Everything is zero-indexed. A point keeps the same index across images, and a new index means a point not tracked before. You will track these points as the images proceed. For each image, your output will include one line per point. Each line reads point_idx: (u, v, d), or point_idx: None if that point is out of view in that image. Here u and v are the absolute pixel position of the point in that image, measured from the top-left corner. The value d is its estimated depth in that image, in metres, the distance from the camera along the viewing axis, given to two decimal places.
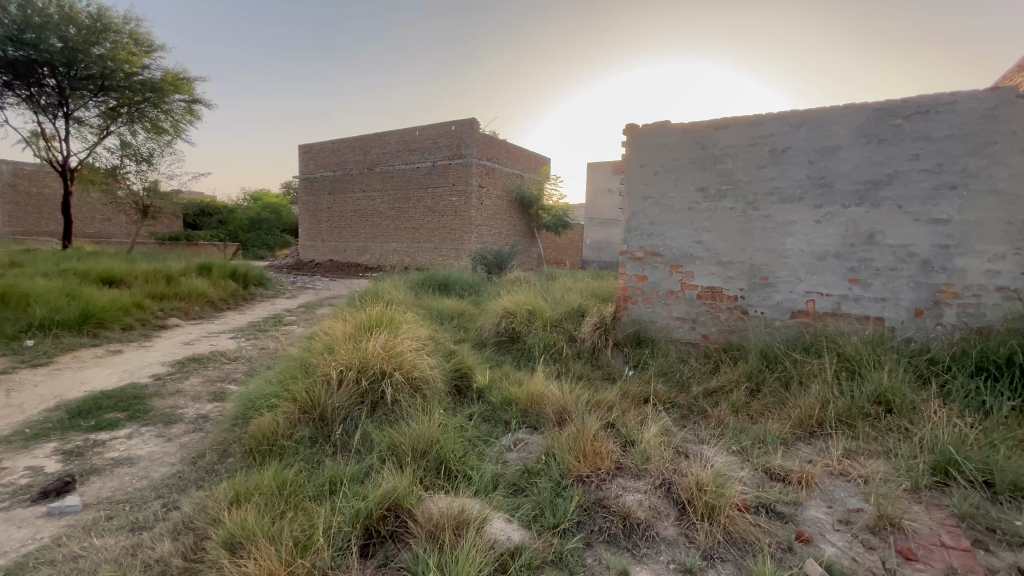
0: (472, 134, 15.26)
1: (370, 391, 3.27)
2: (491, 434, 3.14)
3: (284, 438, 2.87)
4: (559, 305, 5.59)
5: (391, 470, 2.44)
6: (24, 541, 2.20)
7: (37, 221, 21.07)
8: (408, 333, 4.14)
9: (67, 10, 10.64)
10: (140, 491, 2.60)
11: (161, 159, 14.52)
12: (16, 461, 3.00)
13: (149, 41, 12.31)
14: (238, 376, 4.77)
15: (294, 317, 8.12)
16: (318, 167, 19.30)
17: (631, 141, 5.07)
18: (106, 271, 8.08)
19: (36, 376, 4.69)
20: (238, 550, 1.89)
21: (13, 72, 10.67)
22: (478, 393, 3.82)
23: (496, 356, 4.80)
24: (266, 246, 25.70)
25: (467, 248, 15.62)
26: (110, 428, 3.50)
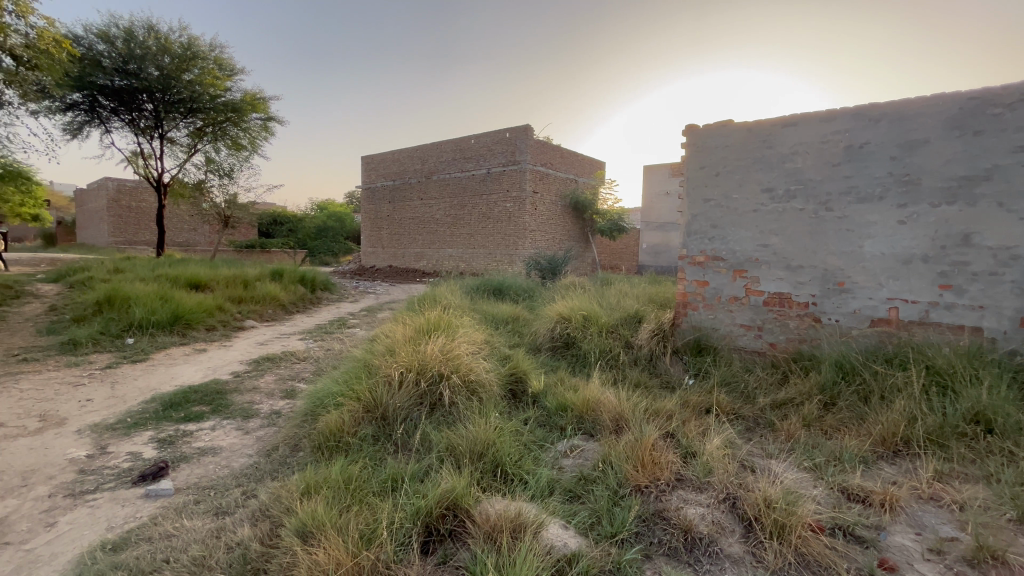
0: (526, 140, 15.39)
1: (428, 392, 3.37)
2: (547, 439, 3.14)
3: (350, 435, 3.02)
4: (614, 312, 5.50)
5: (450, 470, 2.50)
6: (125, 520, 2.45)
7: (135, 231, 23.50)
8: (465, 337, 4.23)
9: (163, 42, 11.86)
10: (222, 479, 2.82)
11: (240, 173, 15.71)
12: (120, 446, 3.35)
13: (231, 65, 13.35)
14: (307, 376, 5.06)
15: (357, 320, 8.51)
16: (379, 177, 20.21)
17: (690, 142, 4.93)
18: (193, 276, 8.86)
19: (135, 370, 5.22)
20: (309, 538, 2.01)
21: (119, 99, 12.06)
22: (533, 398, 3.84)
23: (551, 362, 4.80)
24: (331, 254, 27.15)
25: (521, 253, 15.71)
26: (196, 420, 3.83)
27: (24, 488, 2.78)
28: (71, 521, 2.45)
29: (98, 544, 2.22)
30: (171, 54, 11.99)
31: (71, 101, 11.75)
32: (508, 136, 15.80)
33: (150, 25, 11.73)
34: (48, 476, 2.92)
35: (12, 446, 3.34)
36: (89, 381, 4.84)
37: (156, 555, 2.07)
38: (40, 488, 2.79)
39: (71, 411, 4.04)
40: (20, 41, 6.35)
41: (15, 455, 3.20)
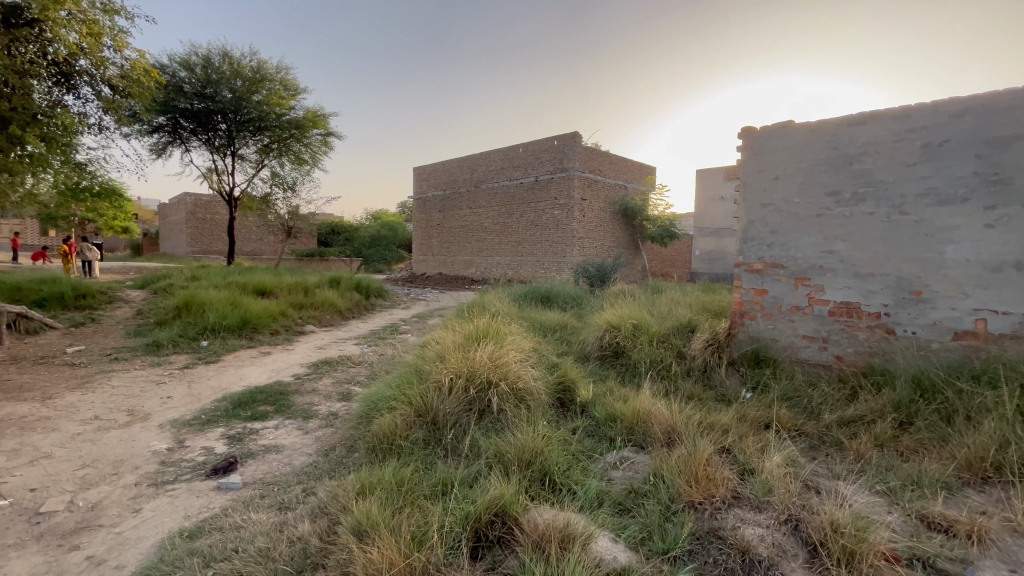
0: (574, 147, 15.34)
1: (477, 399, 3.41)
2: (595, 450, 3.10)
3: (402, 438, 3.11)
4: (666, 321, 5.37)
5: (499, 477, 2.52)
6: (200, 509, 2.64)
7: (210, 241, 25.41)
8: (514, 345, 4.26)
9: (236, 67, 12.88)
10: (285, 475, 2.99)
11: (301, 186, 16.66)
12: (195, 441, 3.63)
13: (295, 85, 14.22)
14: (362, 380, 5.26)
15: (409, 327, 8.76)
16: (430, 187, 20.80)
17: (747, 144, 4.75)
18: (260, 283, 9.47)
19: (209, 370, 5.64)
20: (364, 537, 2.09)
21: (197, 121, 13.17)
22: (581, 407, 3.80)
23: (599, 371, 4.73)
24: (385, 262, 28.12)
25: (569, 260, 15.62)
26: (262, 419, 4.08)
27: (115, 476, 3.07)
28: (153, 508, 2.67)
29: (177, 530, 2.41)
30: (242, 77, 13.02)
31: (156, 124, 12.90)
32: (556, 144, 15.81)
33: (225, 52, 12.76)
34: (134, 466, 3.20)
35: (105, 437, 3.70)
36: (169, 379, 5.27)
37: (227, 544, 2.22)
38: (128, 476, 3.07)
39: (154, 407, 4.42)
40: (117, 72, 7.07)
41: (108, 445, 3.54)
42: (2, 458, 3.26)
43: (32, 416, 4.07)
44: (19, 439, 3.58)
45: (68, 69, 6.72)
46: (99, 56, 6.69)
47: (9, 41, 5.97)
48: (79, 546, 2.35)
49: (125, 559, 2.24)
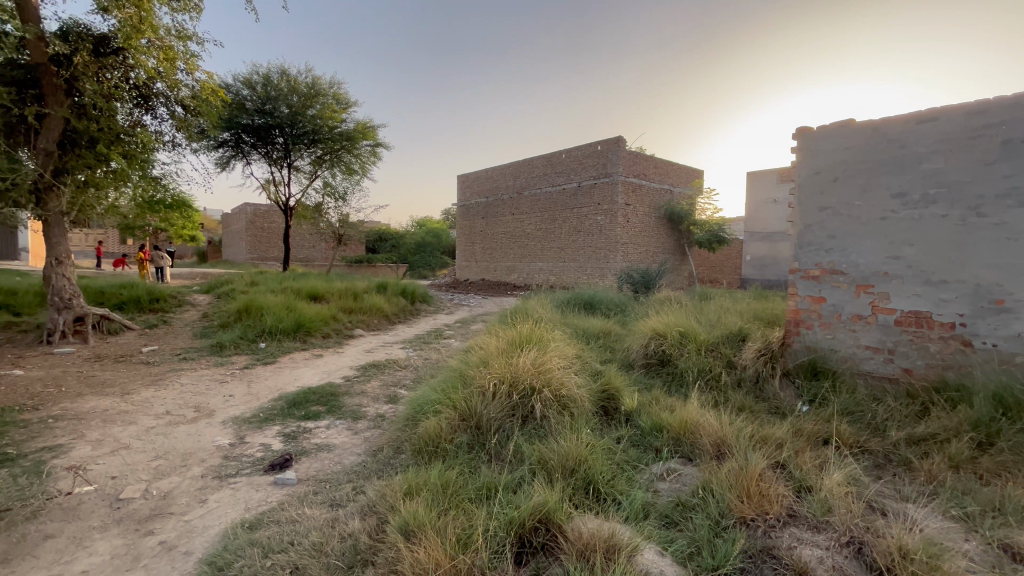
0: (618, 152, 15.17)
1: (520, 404, 3.42)
2: (641, 460, 3.04)
3: (447, 442, 3.16)
4: (714, 329, 5.20)
5: (542, 484, 2.52)
6: (259, 502, 2.80)
7: (266, 249, 26.84)
8: (557, 351, 4.25)
9: (293, 83, 13.63)
10: (336, 474, 3.11)
11: (351, 196, 17.34)
12: (254, 438, 3.84)
13: (347, 99, 14.86)
14: (407, 383, 5.41)
15: (453, 332, 8.89)
16: (473, 195, 21.14)
17: (802, 145, 4.55)
18: (313, 288, 9.93)
19: (267, 371, 5.95)
20: (411, 536, 2.14)
21: (257, 135, 14.02)
22: (626, 416, 3.73)
23: (644, 379, 4.63)
24: (429, 268, 28.75)
25: (613, 266, 15.38)
26: (314, 418, 4.27)
27: (183, 467, 3.30)
28: (217, 499, 2.85)
29: (239, 521, 2.56)
30: (298, 93, 13.78)
31: (221, 139, 13.84)
32: (600, 149, 15.69)
33: (283, 70, 13.56)
34: (201, 458, 3.44)
35: (175, 431, 3.98)
36: (231, 379, 5.62)
37: (284, 537, 2.34)
38: (195, 468, 3.29)
39: (218, 404, 4.72)
40: (188, 93, 7.56)
41: (177, 439, 3.81)
42: (88, 447, 3.57)
43: (113, 409, 4.45)
44: (102, 430, 3.92)
45: (147, 92, 7.33)
46: (173, 78, 7.21)
47: (98, 68, 6.77)
48: (152, 531, 2.54)
49: (193, 546, 2.40)
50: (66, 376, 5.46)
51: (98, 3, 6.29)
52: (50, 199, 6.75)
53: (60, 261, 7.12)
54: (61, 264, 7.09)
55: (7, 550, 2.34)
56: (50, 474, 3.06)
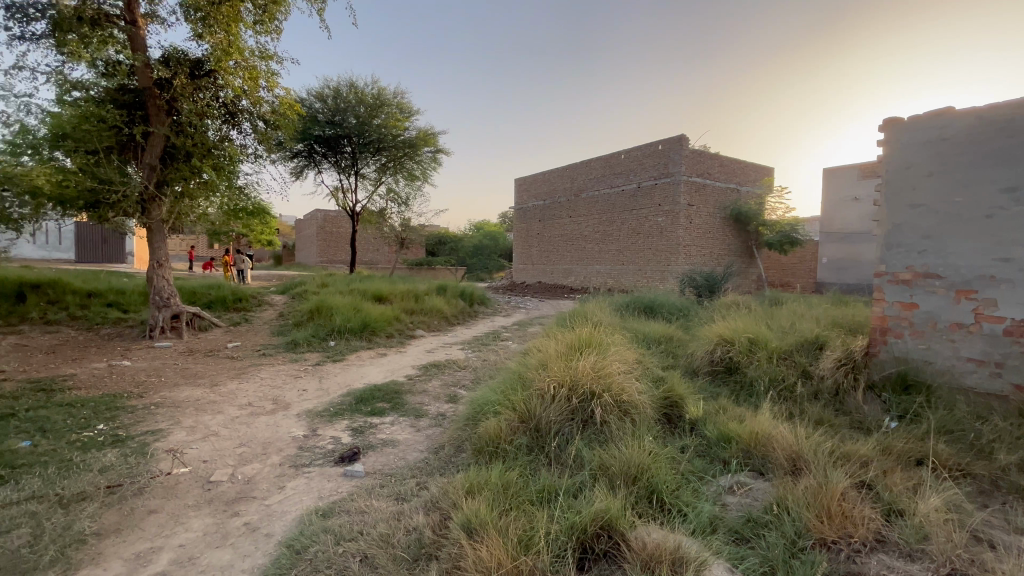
0: (680, 151, 14.66)
1: (580, 409, 3.38)
2: (707, 472, 2.92)
3: (506, 442, 3.19)
4: (787, 337, 4.90)
5: (604, 490, 2.48)
6: (331, 492, 2.96)
7: (335, 252, 28.40)
8: (617, 356, 4.16)
9: (360, 95, 14.38)
10: (401, 469, 3.23)
11: (413, 201, 17.98)
12: (326, 431, 4.08)
13: (409, 108, 15.44)
14: (467, 383, 5.51)
15: (510, 334, 8.97)
16: (531, 198, 21.22)
17: (891, 138, 4.18)
18: (378, 290, 10.38)
19: (336, 368, 6.30)
20: (473, 534, 2.18)
21: (328, 145, 14.89)
22: (691, 425, 3.60)
23: (710, 387, 4.43)
24: (486, 271, 29.17)
25: (675, 269, 14.85)
26: (380, 415, 4.46)
27: (264, 455, 3.56)
28: (294, 487, 3.05)
29: (313, 508, 2.72)
30: (365, 104, 14.51)
31: (297, 150, 14.82)
32: (661, 148, 15.26)
33: (352, 83, 14.33)
34: (279, 448, 3.69)
35: (256, 422, 4.31)
36: (305, 374, 5.99)
37: (354, 526, 2.46)
38: (274, 457, 3.54)
39: (293, 398, 5.05)
40: (269, 108, 8.14)
41: (258, 429, 4.12)
42: (184, 433, 3.95)
43: (204, 399, 4.89)
44: (195, 418, 4.31)
45: (234, 109, 7.97)
46: (256, 95, 7.81)
47: (193, 89, 7.47)
48: (238, 513, 2.76)
49: (273, 529, 2.58)
50: (165, 368, 6.06)
51: (194, 30, 6.96)
52: (153, 208, 7.52)
53: (161, 265, 7.85)
54: (161, 268, 7.84)
55: (119, 520, 2.63)
56: (153, 456, 3.41)
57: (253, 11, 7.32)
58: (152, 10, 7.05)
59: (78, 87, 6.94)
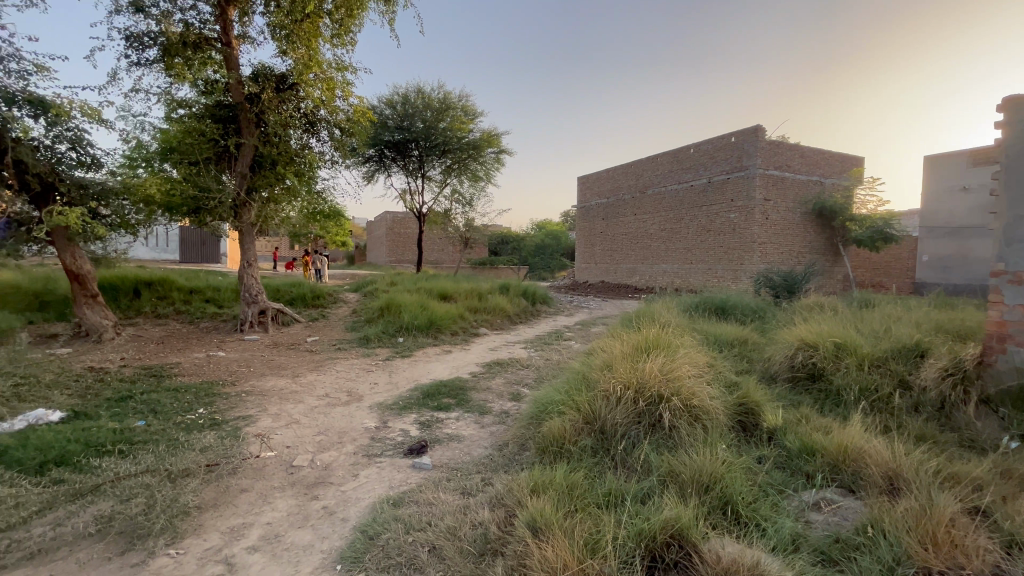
0: (756, 143, 13.80)
1: (648, 412, 3.26)
2: (788, 485, 2.72)
3: (571, 443, 3.15)
4: (881, 342, 4.46)
5: (674, 499, 2.38)
6: (401, 482, 3.09)
7: (403, 252, 29.62)
8: (687, 358, 3.98)
9: (427, 100, 14.95)
10: (466, 464, 3.29)
11: (476, 201, 18.33)
12: (396, 423, 4.26)
13: (474, 110, 15.77)
14: (530, 382, 5.52)
15: (572, 334, 8.89)
16: (594, 196, 20.94)
17: (1014, 119, 3.68)
18: (443, 289, 10.71)
19: (405, 364, 6.56)
20: (539, 534, 2.18)
21: (397, 150, 15.53)
22: (768, 435, 3.37)
23: (790, 395, 4.13)
24: (548, 270, 29.12)
25: (748, 268, 14.01)
26: (446, 410, 4.59)
27: (340, 444, 3.77)
28: (367, 475, 3.21)
29: (385, 497, 2.85)
30: (432, 108, 15.02)
31: (368, 155, 15.59)
32: (733, 141, 14.48)
33: (419, 89, 14.88)
34: (353, 437, 3.90)
35: (333, 412, 4.58)
36: (376, 368, 6.30)
37: (423, 517, 2.54)
38: (348, 446, 3.74)
39: (366, 390, 5.32)
40: (344, 117, 8.63)
41: (335, 418, 4.38)
42: (270, 419, 4.28)
43: (287, 389, 5.27)
44: (279, 406, 4.66)
45: (313, 119, 8.52)
46: (333, 105, 8.30)
47: (279, 101, 8.08)
48: (318, 497, 2.95)
49: (348, 514, 2.73)
50: (254, 359, 6.60)
51: (279, 47, 7.51)
52: (244, 212, 8.19)
53: (251, 265, 8.55)
54: (251, 267, 8.53)
55: (216, 497, 2.89)
56: (244, 439, 3.73)
57: (331, 25, 7.78)
58: (244, 32, 7.68)
59: (182, 105, 7.75)
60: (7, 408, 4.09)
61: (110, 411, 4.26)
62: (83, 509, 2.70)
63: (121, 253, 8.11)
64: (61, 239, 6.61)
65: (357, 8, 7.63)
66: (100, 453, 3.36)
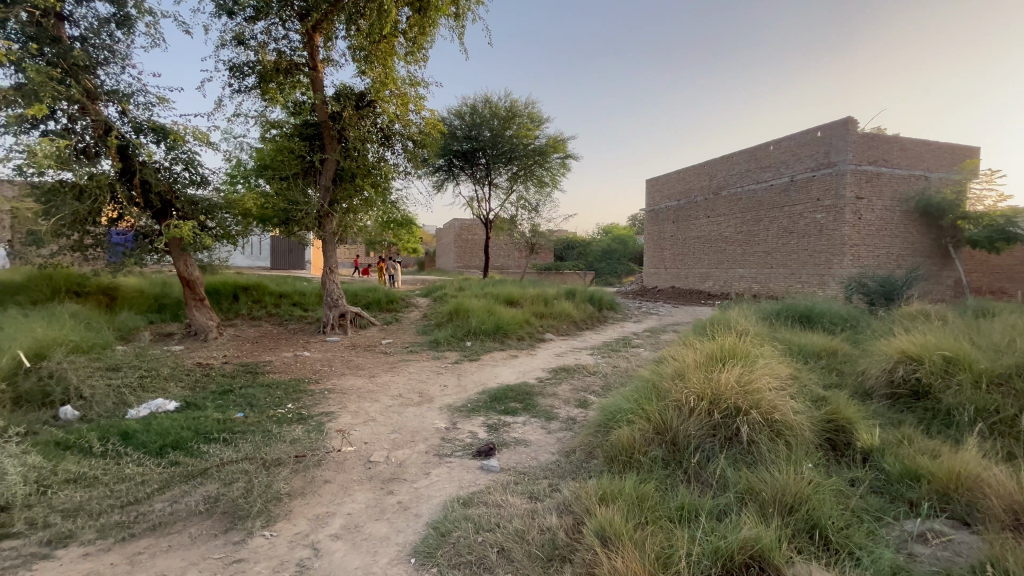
0: (847, 137, 12.70)
1: (723, 425, 3.10)
2: (887, 513, 2.47)
3: (641, 453, 3.07)
4: (1002, 358, 3.92)
5: (753, 517, 2.26)
6: (470, 483, 3.17)
7: (470, 257, 30.37)
8: (767, 369, 3.73)
9: (494, 109, 15.34)
10: (533, 468, 3.31)
11: (542, 207, 18.40)
12: (465, 425, 4.38)
13: (540, 117, 15.93)
14: (597, 389, 5.44)
15: (641, 341, 8.65)
16: (664, 198, 20.27)
17: None
18: (510, 294, 10.86)
19: (473, 367, 6.72)
20: (608, 543, 2.15)
21: (465, 159, 16.01)
22: (863, 455, 3.09)
23: (889, 413, 3.75)
24: (615, 274, 28.58)
25: (838, 273, 12.88)
26: (513, 414, 4.65)
27: (412, 443, 3.94)
28: (438, 474, 3.32)
29: (455, 497, 2.94)
30: (499, 117, 15.38)
31: (438, 165, 16.18)
32: (820, 136, 13.42)
33: (487, 99, 15.29)
34: (425, 437, 4.06)
35: (406, 411, 4.81)
36: (445, 371, 6.51)
37: (492, 518, 2.59)
38: (420, 445, 3.90)
39: (436, 392, 5.51)
40: (416, 129, 9.05)
41: (408, 418, 4.58)
42: (350, 416, 4.56)
43: (364, 388, 5.60)
44: (357, 404, 4.95)
45: (389, 133, 9.01)
46: (406, 119, 8.73)
47: (358, 118, 8.63)
48: (393, 492, 3.10)
49: (421, 510, 2.85)
50: (335, 359, 7.07)
51: (359, 68, 8.03)
52: (327, 222, 8.75)
53: (332, 271, 9.13)
54: (332, 273, 9.12)
55: (304, 486, 3.14)
56: (327, 433, 4.01)
57: (405, 43, 8.21)
58: (328, 55, 8.28)
59: (275, 125, 8.50)
60: (134, 397, 4.70)
61: (215, 403, 4.75)
62: (195, 489, 3.04)
63: (223, 261, 9.00)
64: (177, 249, 7.47)
65: (429, 25, 7.97)
66: (208, 440, 3.76)
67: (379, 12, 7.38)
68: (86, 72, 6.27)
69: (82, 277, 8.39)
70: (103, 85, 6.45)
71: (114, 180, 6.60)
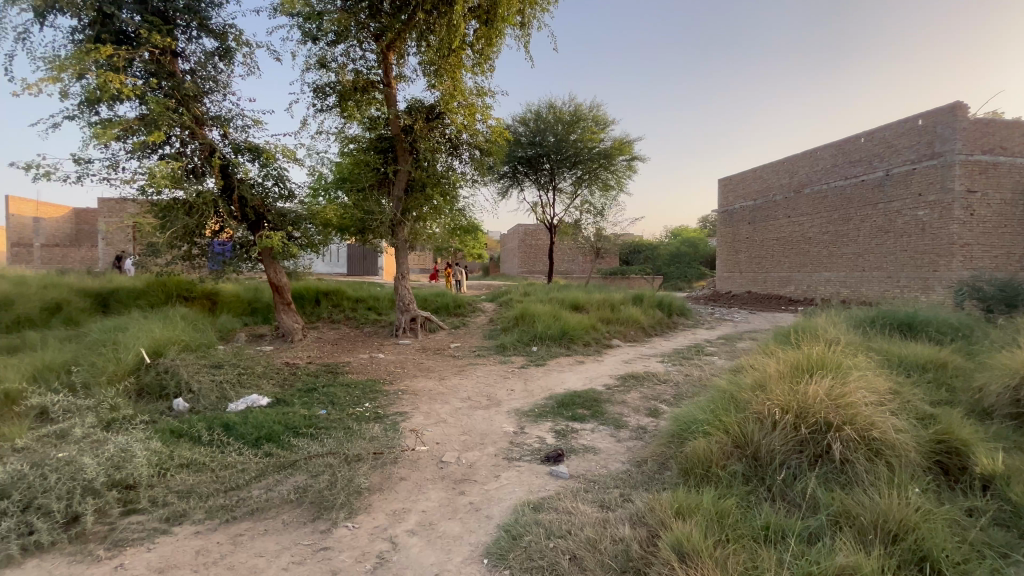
0: (954, 124, 11.37)
1: (812, 441, 2.88)
2: (1015, 550, 2.18)
3: (719, 467, 2.92)
4: None
5: (851, 544, 2.08)
6: (539, 488, 3.18)
7: (534, 262, 30.52)
8: (863, 381, 3.40)
9: (558, 114, 15.44)
10: (603, 477, 3.26)
11: (607, 211, 18.11)
12: (532, 430, 4.39)
13: (605, 119, 15.76)
14: (668, 398, 5.24)
15: (715, 348, 8.23)
16: (738, 198, 19.23)
17: None
18: (575, 299, 10.76)
19: (539, 372, 6.73)
20: (686, 560, 2.07)
21: (529, 165, 16.14)
22: (982, 483, 2.74)
23: (1014, 436, 3.28)
24: (685, 279, 27.38)
25: (945, 276, 11.51)
26: (581, 421, 4.60)
27: (482, 445, 4.02)
28: (507, 477, 3.36)
29: (525, 501, 2.95)
30: (563, 122, 15.44)
31: (503, 173, 16.45)
32: (921, 124, 12.13)
33: (551, 104, 15.39)
34: (494, 440, 4.13)
35: (475, 414, 4.91)
36: (512, 376, 6.58)
37: (563, 524, 2.58)
38: (489, 448, 3.96)
39: (504, 396, 5.59)
40: (483, 138, 9.25)
41: (476, 421, 4.68)
42: (423, 417, 4.74)
43: (435, 390, 5.79)
44: (428, 405, 5.13)
45: (456, 142, 9.30)
46: (474, 128, 8.95)
47: (428, 130, 8.99)
48: (464, 493, 3.17)
49: (492, 511, 2.90)
50: (407, 362, 7.39)
51: (429, 82, 8.39)
52: (399, 230, 9.17)
53: (401, 277, 9.45)
54: (402, 279, 9.44)
55: (382, 482, 3.29)
56: (402, 432, 4.19)
57: (472, 55, 8.45)
58: (401, 72, 8.72)
59: (353, 140, 9.06)
60: (234, 392, 5.18)
61: (302, 400, 5.13)
62: (287, 479, 3.29)
63: (306, 268, 9.70)
64: (267, 257, 8.15)
65: (495, 36, 8.14)
66: (297, 434, 4.06)
67: (448, 28, 7.69)
68: (195, 101, 7.06)
69: (190, 282, 9.48)
70: (208, 111, 7.23)
71: (216, 197, 7.35)
